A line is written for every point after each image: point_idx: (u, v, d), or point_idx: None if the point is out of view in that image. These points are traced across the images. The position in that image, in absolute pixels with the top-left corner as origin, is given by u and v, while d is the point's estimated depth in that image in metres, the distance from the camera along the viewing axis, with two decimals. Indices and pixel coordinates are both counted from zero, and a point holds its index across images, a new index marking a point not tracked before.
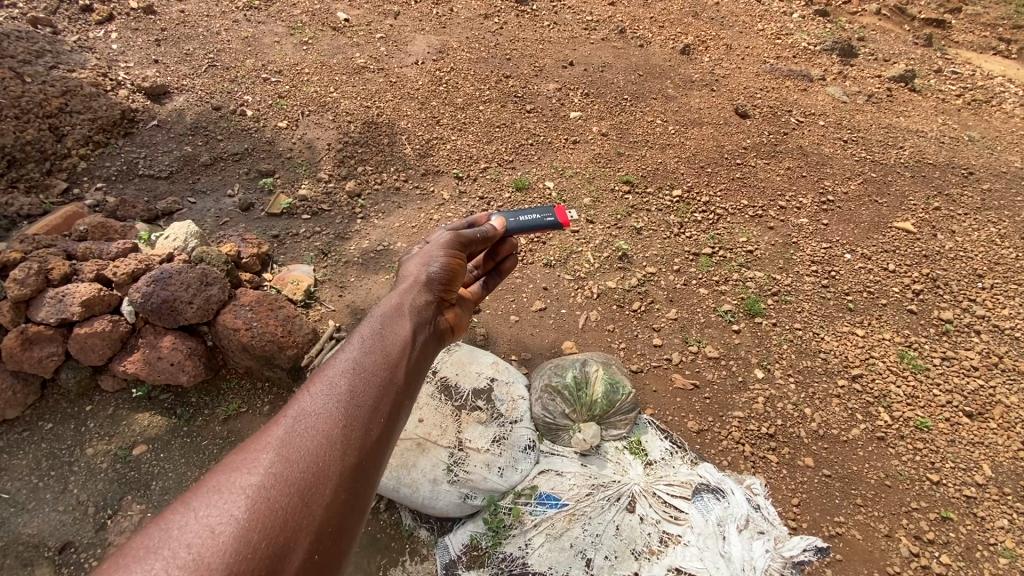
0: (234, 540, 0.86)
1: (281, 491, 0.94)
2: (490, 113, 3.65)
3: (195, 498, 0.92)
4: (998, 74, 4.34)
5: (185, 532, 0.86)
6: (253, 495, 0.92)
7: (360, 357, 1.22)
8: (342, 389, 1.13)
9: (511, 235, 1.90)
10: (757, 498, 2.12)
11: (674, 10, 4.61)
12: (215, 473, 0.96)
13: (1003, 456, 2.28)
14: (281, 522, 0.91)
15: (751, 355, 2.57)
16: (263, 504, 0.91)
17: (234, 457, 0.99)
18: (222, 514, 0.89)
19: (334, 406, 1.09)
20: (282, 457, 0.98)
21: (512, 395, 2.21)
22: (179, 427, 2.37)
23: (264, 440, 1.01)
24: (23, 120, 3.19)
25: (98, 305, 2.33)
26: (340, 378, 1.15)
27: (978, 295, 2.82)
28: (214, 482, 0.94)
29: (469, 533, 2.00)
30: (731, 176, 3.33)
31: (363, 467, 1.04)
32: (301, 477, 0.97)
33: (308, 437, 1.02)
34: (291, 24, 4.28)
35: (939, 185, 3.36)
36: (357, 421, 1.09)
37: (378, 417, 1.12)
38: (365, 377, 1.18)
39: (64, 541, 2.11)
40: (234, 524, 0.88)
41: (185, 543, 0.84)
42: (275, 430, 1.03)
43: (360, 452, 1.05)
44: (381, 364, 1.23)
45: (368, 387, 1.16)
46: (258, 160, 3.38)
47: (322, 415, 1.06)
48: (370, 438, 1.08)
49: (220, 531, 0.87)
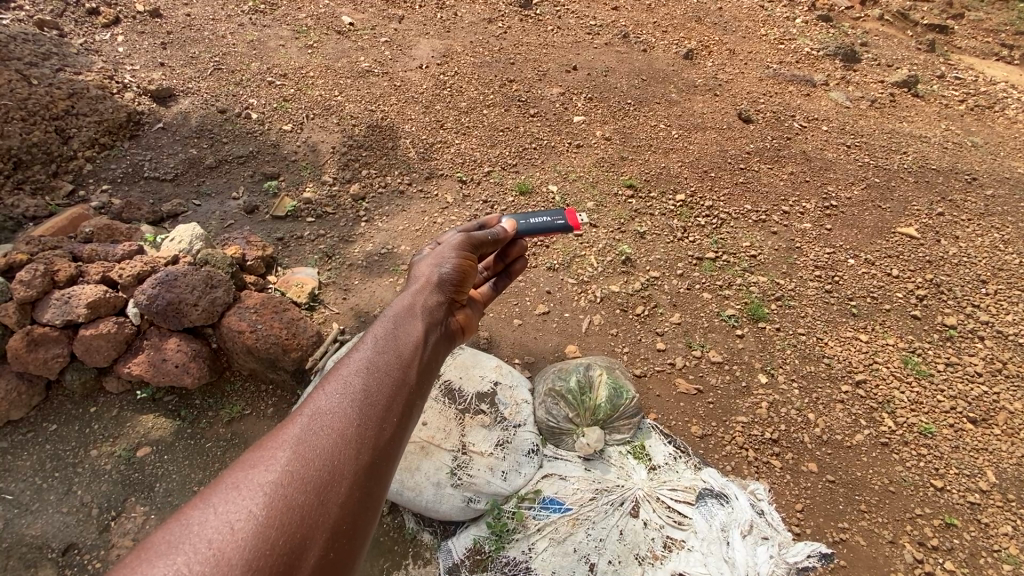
0: (252, 536, 0.86)
1: (298, 489, 0.94)
2: (494, 117, 3.67)
3: (213, 495, 0.92)
4: (1001, 80, 4.34)
5: (204, 529, 0.86)
6: (271, 492, 0.92)
7: (373, 357, 1.23)
8: (355, 389, 1.13)
9: (521, 237, 1.90)
10: (760, 503, 2.13)
11: (676, 15, 4.63)
12: (232, 471, 0.96)
13: (1008, 462, 2.28)
14: (298, 519, 0.91)
15: (754, 359, 2.57)
16: (280, 501, 0.92)
17: (251, 455, 0.99)
18: (240, 510, 0.89)
19: (348, 405, 1.09)
20: (298, 455, 0.98)
21: (515, 399, 2.22)
22: (182, 429, 2.38)
23: (280, 438, 1.01)
24: (29, 123, 3.21)
25: (103, 307, 2.34)
26: (354, 377, 1.16)
27: (982, 301, 2.82)
28: (232, 479, 0.94)
29: (472, 537, 2.00)
30: (734, 181, 3.33)
31: (376, 466, 1.05)
32: (316, 475, 0.97)
33: (324, 436, 1.03)
34: (296, 28, 4.30)
35: (943, 190, 3.36)
36: (370, 421, 1.09)
37: (392, 417, 1.12)
38: (379, 377, 1.18)
39: (67, 543, 2.11)
40: (252, 521, 0.88)
41: (204, 540, 0.85)
42: (291, 428, 1.03)
43: (374, 452, 1.06)
44: (393, 364, 1.23)
45: (382, 386, 1.16)
46: (262, 163, 3.39)
47: (338, 414, 1.07)
48: (383, 438, 1.09)
49: (238, 528, 0.87)
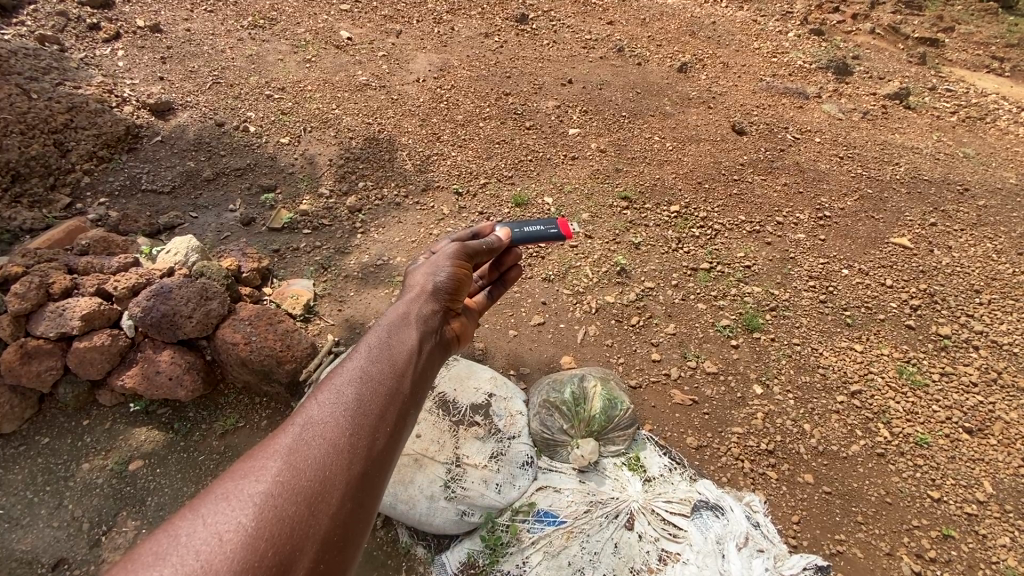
0: (241, 547, 0.86)
1: (288, 499, 0.94)
2: (490, 129, 3.70)
3: (203, 505, 0.92)
4: (992, 91, 4.38)
5: (193, 539, 0.86)
6: (260, 503, 0.92)
7: (366, 366, 1.22)
8: (349, 398, 1.13)
9: (515, 245, 1.91)
10: (756, 515, 2.10)
11: (671, 29, 4.70)
12: (223, 481, 0.96)
13: (1005, 473, 2.27)
14: (287, 530, 0.91)
15: (750, 370, 2.57)
16: (270, 512, 0.91)
17: (241, 465, 0.99)
18: (230, 521, 0.89)
19: (341, 415, 1.09)
20: (289, 464, 0.98)
21: (510, 411, 2.21)
22: (176, 442, 2.36)
23: (272, 448, 1.01)
24: (28, 136, 3.25)
25: (97, 320, 2.34)
26: (348, 386, 1.15)
27: (976, 310, 2.83)
28: (222, 489, 0.94)
29: (467, 550, 1.99)
30: (728, 192, 3.36)
31: (369, 476, 1.04)
32: (307, 485, 0.96)
33: (316, 445, 1.02)
34: (295, 42, 4.35)
35: (936, 201, 3.38)
36: (363, 430, 1.09)
37: (384, 427, 1.12)
38: (372, 386, 1.17)
39: (58, 558, 2.09)
40: (242, 531, 0.88)
41: (193, 550, 0.84)
42: (283, 437, 1.03)
43: (367, 461, 1.05)
44: (388, 372, 1.23)
45: (375, 395, 1.16)
46: (260, 176, 3.41)
47: (329, 424, 1.06)
48: (376, 447, 1.08)
49: (227, 538, 0.87)
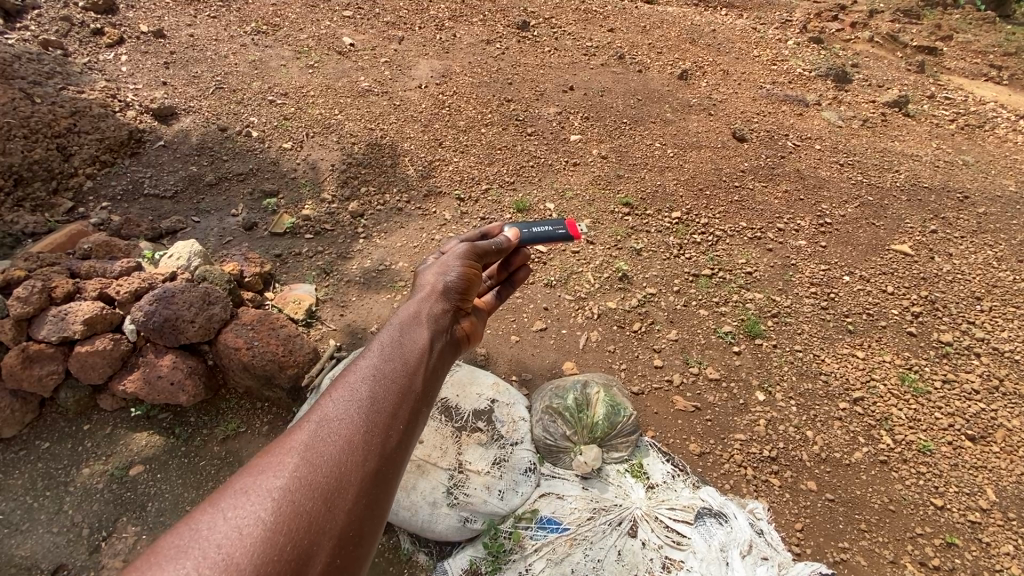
0: (261, 542, 0.86)
1: (306, 495, 0.94)
2: (492, 135, 3.71)
3: (222, 500, 0.91)
4: (991, 99, 4.41)
5: (213, 533, 0.86)
6: (279, 498, 0.92)
7: (380, 364, 1.22)
8: (362, 395, 1.13)
9: (523, 246, 1.92)
10: (759, 522, 2.09)
11: (671, 37, 4.73)
12: (241, 476, 0.96)
13: (1008, 480, 2.27)
14: (305, 525, 0.91)
15: (751, 377, 2.57)
16: (288, 507, 0.91)
17: (259, 461, 0.99)
18: (250, 515, 0.88)
19: (356, 412, 1.09)
20: (306, 460, 0.98)
21: (512, 416, 2.20)
22: (177, 447, 2.35)
23: (288, 444, 1.01)
24: (31, 140, 3.26)
25: (98, 324, 2.33)
26: (361, 384, 1.15)
27: (977, 318, 2.84)
28: (241, 484, 0.94)
29: (469, 557, 1.98)
30: (729, 199, 3.36)
31: (383, 473, 1.04)
32: (323, 481, 0.96)
33: (333, 442, 1.02)
34: (297, 48, 4.36)
35: (936, 208, 3.40)
36: (377, 427, 1.08)
37: (398, 424, 1.11)
38: (385, 384, 1.17)
39: (57, 564, 2.08)
40: (261, 526, 0.88)
41: (214, 544, 0.84)
42: (299, 434, 1.03)
43: (382, 458, 1.05)
44: (400, 371, 1.22)
45: (388, 393, 1.16)
46: (262, 180, 3.42)
47: (345, 421, 1.06)
48: (390, 444, 1.08)
49: (247, 533, 0.86)
